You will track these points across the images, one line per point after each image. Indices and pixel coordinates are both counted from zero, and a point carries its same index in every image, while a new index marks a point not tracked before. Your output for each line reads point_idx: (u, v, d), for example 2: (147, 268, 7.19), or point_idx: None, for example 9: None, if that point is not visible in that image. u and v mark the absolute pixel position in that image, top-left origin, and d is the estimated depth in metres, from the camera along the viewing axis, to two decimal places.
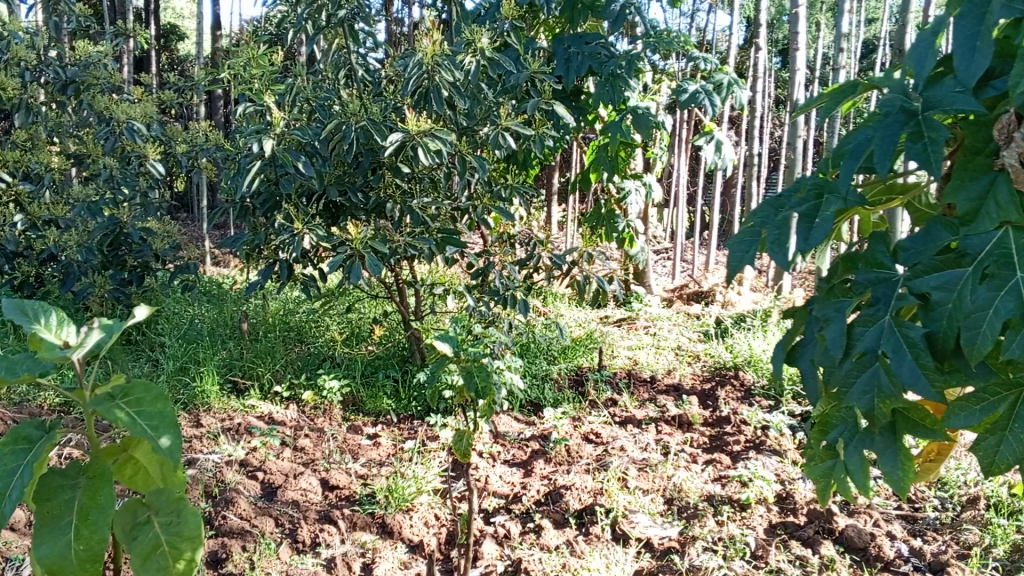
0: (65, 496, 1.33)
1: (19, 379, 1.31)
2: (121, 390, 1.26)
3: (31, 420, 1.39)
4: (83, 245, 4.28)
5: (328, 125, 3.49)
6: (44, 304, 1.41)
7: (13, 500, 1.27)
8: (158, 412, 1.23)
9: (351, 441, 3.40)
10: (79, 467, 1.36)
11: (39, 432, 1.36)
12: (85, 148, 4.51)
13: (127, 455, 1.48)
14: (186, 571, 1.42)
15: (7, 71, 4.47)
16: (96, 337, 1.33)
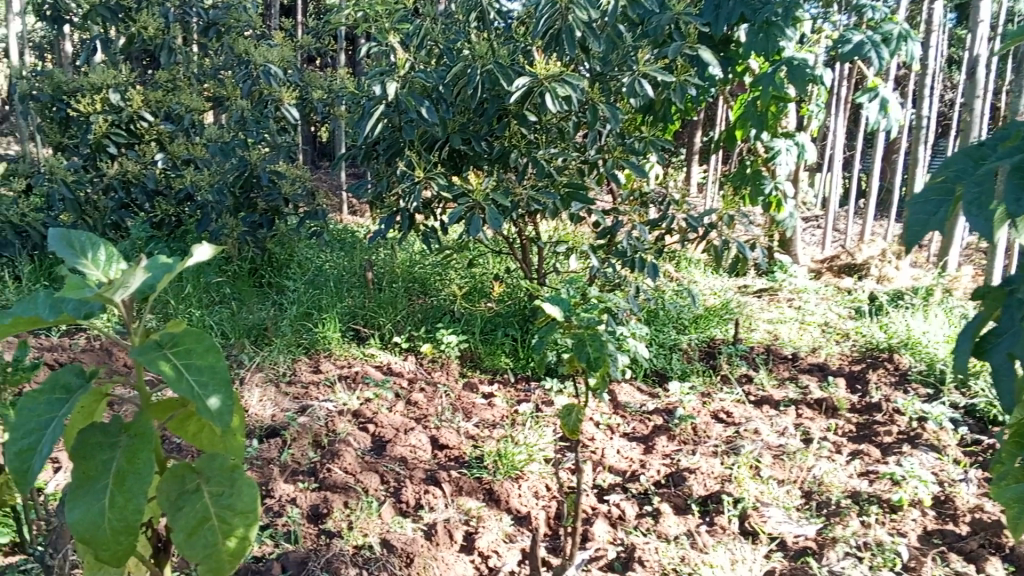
0: (102, 457, 1.36)
1: (56, 320, 1.35)
2: (171, 339, 1.29)
3: (75, 366, 1.42)
4: (215, 186, 4.32)
5: (453, 68, 3.31)
6: (91, 239, 1.48)
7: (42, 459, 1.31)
8: (208, 369, 1.25)
9: (465, 399, 3.25)
10: (120, 425, 1.38)
11: (79, 381, 1.40)
12: (224, 91, 4.54)
13: (185, 409, 1.50)
14: (235, 549, 1.44)
15: (151, 11, 4.53)
16: (135, 280, 1.32)
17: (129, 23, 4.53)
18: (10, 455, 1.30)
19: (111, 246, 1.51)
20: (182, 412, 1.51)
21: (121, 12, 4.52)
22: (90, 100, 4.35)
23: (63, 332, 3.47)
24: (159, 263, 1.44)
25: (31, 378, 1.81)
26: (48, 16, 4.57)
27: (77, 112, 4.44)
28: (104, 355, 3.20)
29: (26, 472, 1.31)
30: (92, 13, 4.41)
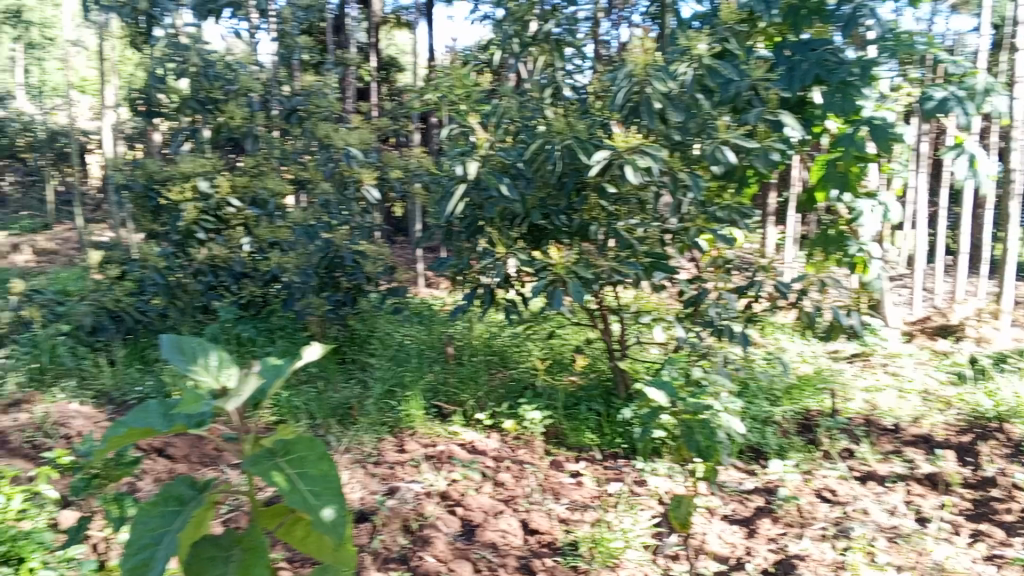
0: (217, 569, 1.65)
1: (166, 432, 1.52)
2: (281, 446, 1.51)
3: (186, 479, 1.70)
4: (303, 268, 4.43)
5: (531, 145, 3.33)
6: (202, 346, 1.55)
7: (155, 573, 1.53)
8: (320, 478, 1.46)
9: (554, 479, 3.15)
10: (232, 539, 1.68)
11: (191, 492, 1.67)
12: (306, 174, 4.67)
13: (292, 516, 1.75)
14: None
15: (237, 101, 4.73)
16: (248, 388, 1.46)
17: (217, 113, 4.74)
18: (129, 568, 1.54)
19: (223, 351, 1.58)
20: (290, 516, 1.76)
21: (210, 103, 4.77)
22: (181, 188, 4.54)
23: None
24: (269, 366, 1.57)
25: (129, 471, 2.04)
26: (142, 110, 4.82)
27: (168, 200, 4.63)
28: (195, 440, 3.25)
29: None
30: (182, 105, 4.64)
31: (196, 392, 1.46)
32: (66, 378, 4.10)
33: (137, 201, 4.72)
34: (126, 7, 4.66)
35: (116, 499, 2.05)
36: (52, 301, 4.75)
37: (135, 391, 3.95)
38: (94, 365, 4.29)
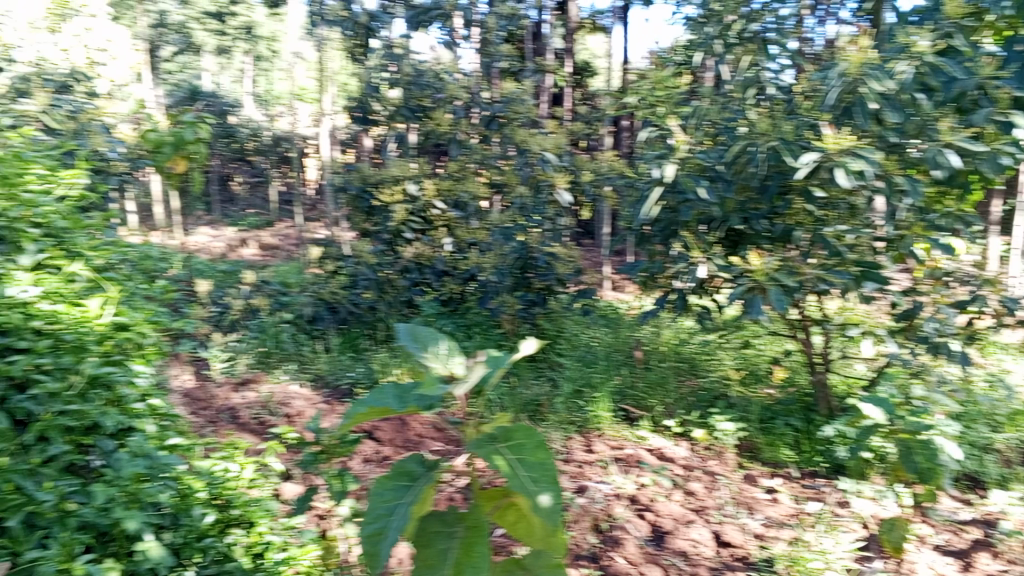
0: (442, 544, 1.76)
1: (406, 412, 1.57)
2: (501, 434, 1.62)
3: (416, 457, 1.79)
4: (497, 267, 4.68)
5: (733, 147, 3.29)
6: (433, 335, 1.73)
7: (389, 540, 1.60)
8: (536, 467, 1.55)
9: (746, 492, 3.07)
10: (457, 516, 1.79)
11: (421, 469, 1.76)
12: (504, 178, 4.84)
13: (507, 500, 1.85)
14: None
15: (444, 108, 4.98)
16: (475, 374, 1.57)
17: (426, 120, 5.02)
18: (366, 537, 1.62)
19: (449, 341, 1.75)
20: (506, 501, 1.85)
21: (420, 111, 5.05)
22: (391, 190, 4.85)
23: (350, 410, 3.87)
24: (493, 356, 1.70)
25: (349, 452, 2.25)
26: (359, 117, 5.20)
27: (379, 201, 4.96)
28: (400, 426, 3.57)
29: (378, 551, 1.60)
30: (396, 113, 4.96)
31: (432, 374, 1.65)
32: (288, 362, 4.50)
33: (352, 202, 5.09)
34: (349, 23, 5.06)
35: (338, 475, 2.23)
36: (276, 291, 5.17)
37: (346, 377, 4.26)
38: (312, 351, 4.66)
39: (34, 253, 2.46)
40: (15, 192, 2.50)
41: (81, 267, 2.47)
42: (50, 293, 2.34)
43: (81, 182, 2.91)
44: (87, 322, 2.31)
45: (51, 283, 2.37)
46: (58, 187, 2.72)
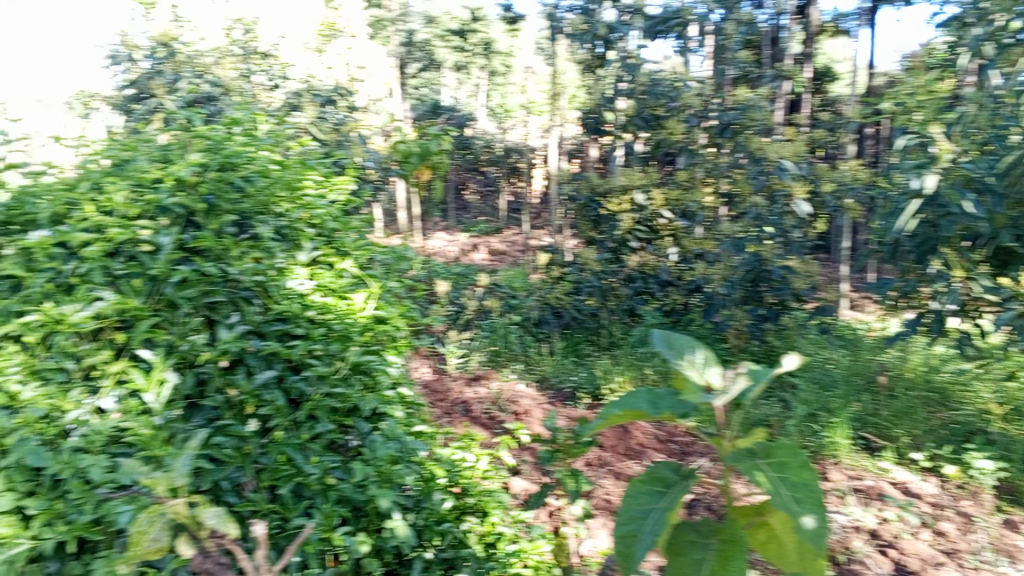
0: (696, 554, 1.64)
1: (662, 418, 1.56)
2: (761, 450, 1.60)
3: (671, 464, 1.65)
4: (727, 280, 4.66)
5: (1006, 157, 3.12)
6: (691, 344, 1.70)
7: (644, 544, 1.50)
8: (804, 488, 1.51)
9: (1008, 539, 2.77)
10: (712, 527, 1.67)
11: (676, 477, 1.62)
12: (736, 188, 4.71)
13: (761, 518, 1.72)
14: None
15: (678, 117, 4.94)
16: (739, 385, 1.53)
17: (659, 129, 5.05)
18: (619, 538, 1.52)
19: (706, 351, 1.71)
20: (758, 520, 1.73)
21: (653, 120, 5.14)
22: (620, 199, 4.94)
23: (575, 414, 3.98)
24: (756, 369, 1.63)
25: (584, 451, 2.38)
26: (590, 126, 5.46)
27: (607, 210, 5.08)
28: (624, 433, 3.66)
29: (632, 554, 1.50)
30: None
31: (692, 379, 1.61)
32: (515, 362, 4.65)
33: (580, 210, 5.26)
34: (587, 35, 5.18)
35: (575, 474, 2.37)
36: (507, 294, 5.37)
37: (570, 381, 4.34)
38: (537, 353, 4.79)
39: (311, 249, 2.78)
40: (297, 196, 2.83)
41: (350, 264, 2.81)
42: (323, 287, 2.68)
43: (349, 189, 3.23)
44: (351, 313, 2.64)
45: (325, 278, 2.71)
46: (331, 192, 3.07)
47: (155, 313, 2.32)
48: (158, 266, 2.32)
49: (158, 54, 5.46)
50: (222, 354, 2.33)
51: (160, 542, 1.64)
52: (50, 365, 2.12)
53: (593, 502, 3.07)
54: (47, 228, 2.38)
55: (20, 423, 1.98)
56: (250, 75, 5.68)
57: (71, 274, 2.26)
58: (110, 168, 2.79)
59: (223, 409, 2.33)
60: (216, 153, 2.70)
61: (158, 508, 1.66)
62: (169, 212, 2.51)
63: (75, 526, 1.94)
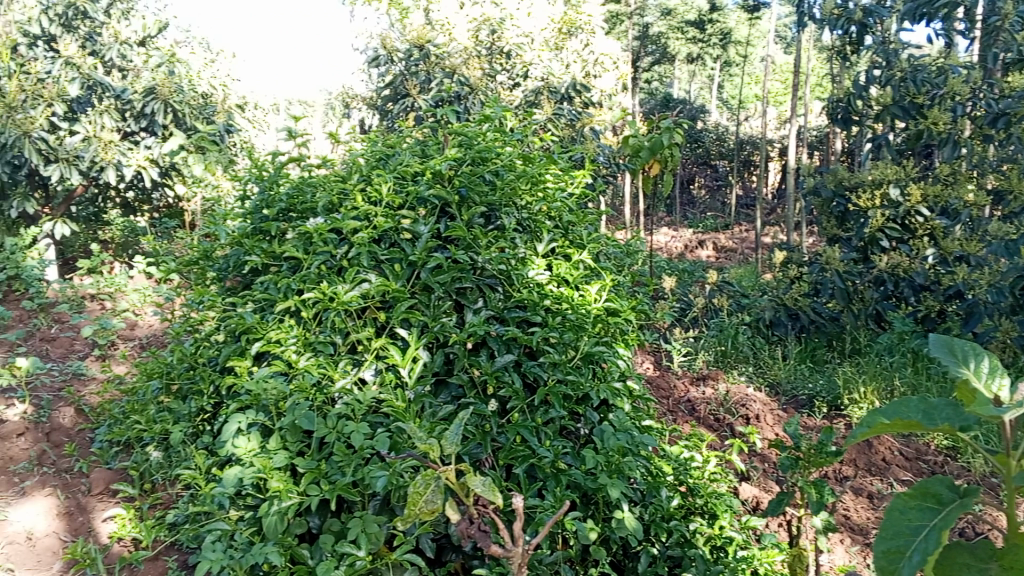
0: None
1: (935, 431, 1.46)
2: None
3: (946, 479, 1.52)
4: (993, 285, 4.18)
5: None
6: (975, 349, 1.57)
7: (910, 564, 1.40)
8: None
9: None
10: (991, 552, 1.53)
11: (951, 494, 1.48)
12: (1009, 184, 4.39)
13: None
14: None
15: (941, 106, 4.65)
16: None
17: (919, 119, 4.74)
18: (877, 553, 1.45)
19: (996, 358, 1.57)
20: None
21: (914, 109, 4.76)
22: (870, 194, 4.76)
23: (807, 424, 3.80)
24: None
25: (828, 460, 2.38)
26: (839, 117, 5.18)
27: (855, 206, 4.87)
28: (865, 447, 3.45)
29: (895, 572, 1.42)
30: (884, 111, 4.79)
31: (978, 394, 1.49)
32: (744, 364, 4.48)
33: (823, 206, 5.11)
34: (842, 21, 5.01)
35: (815, 485, 2.38)
36: (737, 293, 5.20)
37: (805, 388, 4.14)
38: (769, 356, 4.56)
39: (548, 241, 2.86)
40: (539, 189, 2.93)
41: (586, 256, 2.86)
42: (559, 278, 2.77)
43: (586, 184, 3.29)
44: (585, 304, 2.71)
45: (561, 270, 2.80)
46: (569, 186, 3.15)
47: (412, 295, 2.62)
48: (417, 252, 2.61)
49: (413, 56, 5.83)
50: (469, 337, 2.48)
51: (437, 504, 1.64)
52: (323, 339, 2.54)
53: (834, 517, 2.98)
54: (325, 216, 2.84)
55: (299, 388, 2.40)
56: (494, 75, 5.93)
57: (343, 258, 2.71)
58: (375, 162, 3.07)
59: (466, 388, 2.50)
60: (470, 148, 2.88)
61: (433, 471, 1.67)
62: (427, 204, 2.79)
63: (337, 485, 2.23)
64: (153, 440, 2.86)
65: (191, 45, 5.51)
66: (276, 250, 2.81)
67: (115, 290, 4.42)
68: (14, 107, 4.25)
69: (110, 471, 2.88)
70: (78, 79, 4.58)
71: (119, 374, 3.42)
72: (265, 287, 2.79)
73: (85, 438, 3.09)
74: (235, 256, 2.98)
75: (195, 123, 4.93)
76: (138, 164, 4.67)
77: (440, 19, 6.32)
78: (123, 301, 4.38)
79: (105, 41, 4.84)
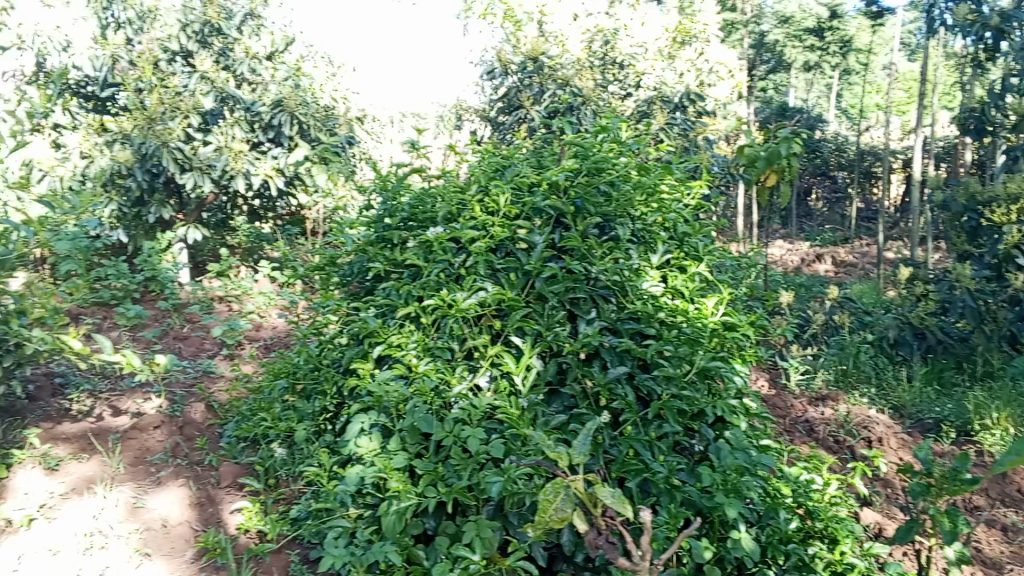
0: None
1: None
2: None
3: None
4: None
5: None
6: None
7: None
8: None
9: None
10: None
11: None
12: None
13: None
14: None
15: None
16: None
17: None
18: None
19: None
20: None
21: None
22: (1006, 209, 4.50)
23: (937, 450, 3.61)
24: None
25: (963, 488, 2.28)
26: (972, 127, 4.93)
27: (989, 221, 4.63)
28: (999, 477, 3.26)
29: None
30: None
31: None
32: (866, 384, 4.30)
33: (954, 220, 4.88)
34: (976, 26, 4.77)
35: (948, 514, 2.28)
36: (858, 311, 5.01)
37: (932, 412, 3.95)
38: (892, 377, 4.38)
39: (664, 252, 2.81)
40: (655, 200, 2.88)
41: (702, 269, 2.77)
42: (673, 290, 2.71)
43: (704, 194, 3.23)
44: (700, 318, 2.62)
45: (676, 282, 2.73)
46: (685, 197, 3.07)
47: (527, 304, 2.63)
48: (532, 262, 2.61)
49: (527, 68, 5.88)
50: (582, 348, 2.48)
51: (566, 512, 1.71)
52: (441, 344, 2.60)
53: (967, 550, 2.82)
54: (444, 226, 2.91)
55: (418, 391, 2.48)
56: (606, 85, 5.92)
57: (461, 266, 2.77)
58: (492, 173, 3.12)
59: (579, 399, 2.51)
60: (586, 158, 2.84)
61: (562, 480, 1.75)
62: (542, 214, 2.79)
63: (453, 488, 2.29)
64: (278, 437, 3.01)
65: (314, 59, 5.74)
66: (399, 258, 2.92)
67: (242, 293, 4.66)
68: (155, 119, 4.58)
69: (238, 466, 3.06)
70: (212, 93, 4.86)
71: (246, 373, 3.60)
72: (387, 293, 2.89)
73: (214, 433, 3.27)
74: (360, 263, 3.16)
75: (318, 134, 5.16)
76: (265, 174, 4.93)
77: (553, 30, 6.35)
78: (250, 303, 4.61)
79: (237, 55, 5.07)
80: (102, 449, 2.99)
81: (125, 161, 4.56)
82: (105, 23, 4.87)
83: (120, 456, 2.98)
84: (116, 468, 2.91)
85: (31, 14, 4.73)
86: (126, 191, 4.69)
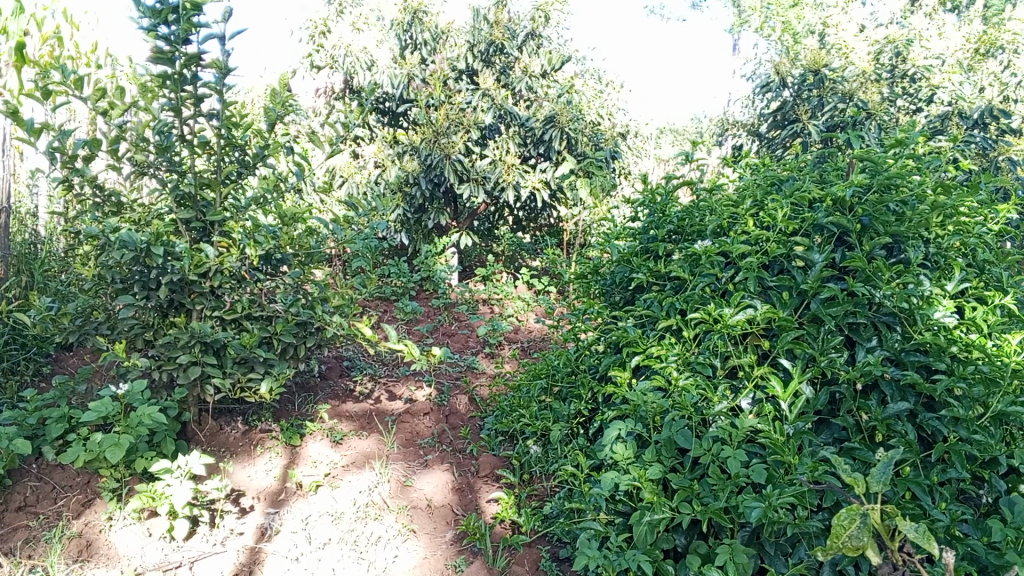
0: None
1: None
2: None
3: None
4: None
5: None
6: None
7: None
8: None
9: None
10: None
11: None
12: None
13: None
14: None
15: None
16: None
17: None
18: None
19: None
20: None
21: None
22: None
23: None
24: None
25: None
26: None
27: None
28: None
29: None
30: None
31: None
32: None
33: None
34: None
35: None
36: None
37: None
38: None
39: (960, 280, 2.56)
40: (954, 221, 2.64)
41: (1008, 301, 2.48)
42: (971, 322, 2.45)
43: (1010, 218, 2.90)
44: (1002, 355, 2.33)
45: (974, 314, 2.46)
46: (989, 221, 2.79)
47: (800, 326, 2.50)
48: (809, 281, 2.48)
49: (807, 81, 5.62)
50: (860, 377, 2.31)
51: (861, 541, 1.79)
52: (702, 359, 2.57)
53: None
54: (712, 239, 2.87)
55: (677, 405, 2.46)
56: (893, 99, 5.55)
57: (728, 282, 2.71)
58: (767, 187, 3.03)
59: (851, 432, 2.34)
60: (879, 174, 2.66)
61: (858, 508, 1.81)
62: (824, 231, 2.65)
63: (709, 508, 2.24)
64: (534, 435, 3.13)
65: (587, 75, 5.91)
66: (662, 269, 2.91)
67: (503, 297, 4.90)
68: (441, 133, 4.98)
69: (496, 458, 3.20)
70: (492, 109, 5.16)
71: (507, 372, 3.78)
72: (649, 304, 2.90)
73: (475, 424, 3.44)
74: (621, 273, 3.19)
75: (585, 148, 5.32)
76: (533, 185, 5.18)
77: (836, 41, 6.04)
78: (510, 307, 4.84)
79: (516, 74, 5.37)
80: (381, 429, 3.29)
81: (412, 171, 5.03)
82: (403, 43, 5.32)
83: (395, 437, 3.26)
84: (390, 448, 3.18)
85: (344, 37, 5.26)
86: (411, 198, 5.13)
